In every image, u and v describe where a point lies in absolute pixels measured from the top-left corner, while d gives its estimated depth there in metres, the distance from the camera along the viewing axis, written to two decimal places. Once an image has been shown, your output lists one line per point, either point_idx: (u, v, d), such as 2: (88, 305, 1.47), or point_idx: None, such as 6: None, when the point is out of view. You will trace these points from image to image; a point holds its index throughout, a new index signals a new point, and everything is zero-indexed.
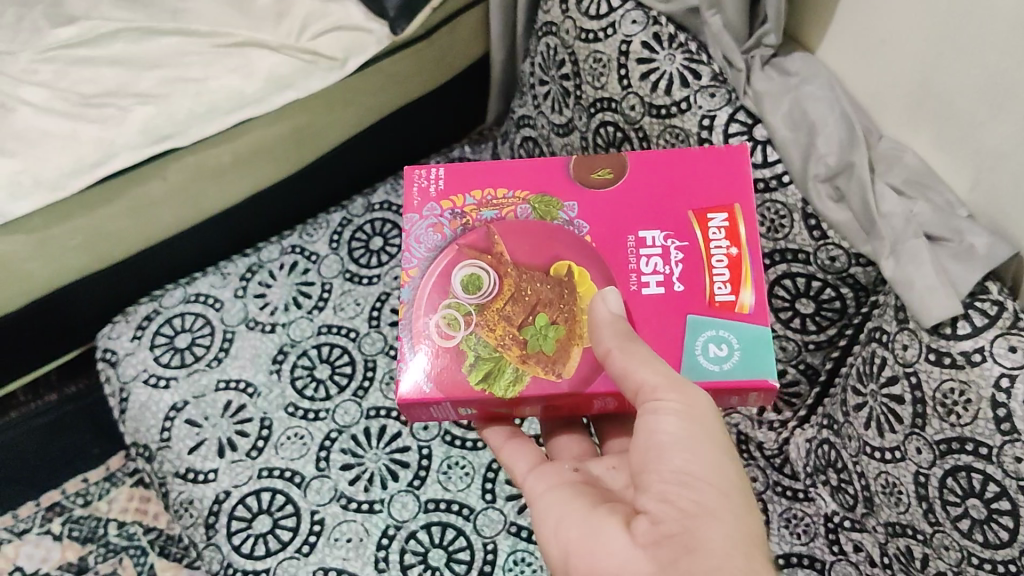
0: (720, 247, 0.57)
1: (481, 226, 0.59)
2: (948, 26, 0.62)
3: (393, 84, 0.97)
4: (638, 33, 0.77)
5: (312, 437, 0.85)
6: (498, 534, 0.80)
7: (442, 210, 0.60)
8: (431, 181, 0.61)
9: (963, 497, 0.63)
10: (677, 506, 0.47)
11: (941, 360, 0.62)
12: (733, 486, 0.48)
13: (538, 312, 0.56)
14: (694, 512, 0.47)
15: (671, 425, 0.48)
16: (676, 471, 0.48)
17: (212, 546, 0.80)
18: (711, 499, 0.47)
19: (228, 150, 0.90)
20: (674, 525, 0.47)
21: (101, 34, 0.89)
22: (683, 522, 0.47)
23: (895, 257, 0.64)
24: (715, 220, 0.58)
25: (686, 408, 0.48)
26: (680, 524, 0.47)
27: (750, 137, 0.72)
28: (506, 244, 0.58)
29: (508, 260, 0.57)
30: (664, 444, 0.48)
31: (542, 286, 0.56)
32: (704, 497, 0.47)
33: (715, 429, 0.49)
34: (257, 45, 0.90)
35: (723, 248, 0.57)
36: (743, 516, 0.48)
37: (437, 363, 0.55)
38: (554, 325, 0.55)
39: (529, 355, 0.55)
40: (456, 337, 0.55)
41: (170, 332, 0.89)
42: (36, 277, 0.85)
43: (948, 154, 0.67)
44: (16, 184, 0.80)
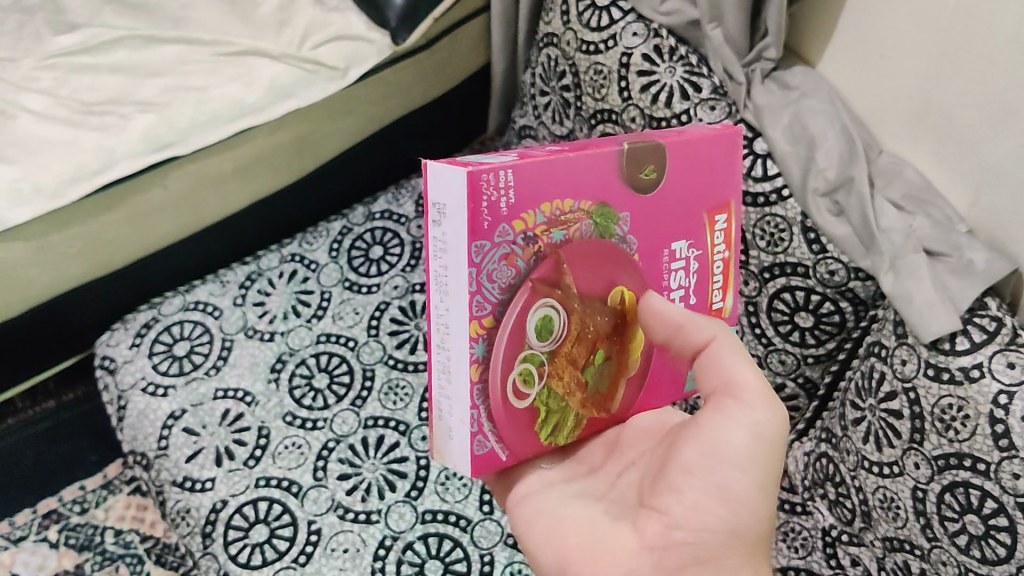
0: (720, 252, 0.57)
1: (551, 252, 0.48)
2: (949, 41, 0.62)
3: (394, 94, 0.98)
4: (639, 45, 0.78)
5: (310, 446, 0.85)
6: (495, 546, 0.80)
7: (514, 235, 0.46)
8: (501, 190, 0.44)
9: (960, 512, 0.63)
10: (705, 520, 0.50)
11: (939, 376, 0.63)
12: (766, 513, 0.51)
13: (598, 348, 0.51)
14: (719, 530, 0.50)
15: (742, 440, 0.50)
16: (720, 487, 0.50)
17: (209, 555, 0.78)
18: (742, 523, 0.51)
19: (230, 158, 0.90)
20: (692, 535, 0.50)
21: (104, 41, 0.90)
22: (700, 535, 0.50)
23: (895, 272, 0.64)
24: (720, 225, 0.56)
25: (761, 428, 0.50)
26: (700, 537, 0.50)
27: (749, 152, 0.72)
28: (571, 266, 0.49)
29: (576, 291, 0.49)
30: (726, 453, 0.50)
31: (601, 315, 0.51)
32: (733, 517, 0.50)
33: (776, 455, 0.51)
34: (259, 53, 0.91)
35: (721, 252, 0.57)
36: (757, 542, 0.52)
37: (515, 427, 0.50)
38: (610, 359, 0.52)
39: (589, 398, 0.53)
40: (530, 395, 0.50)
41: (168, 340, 0.88)
42: (35, 285, 0.85)
43: (947, 170, 0.67)
44: (16, 191, 0.78)
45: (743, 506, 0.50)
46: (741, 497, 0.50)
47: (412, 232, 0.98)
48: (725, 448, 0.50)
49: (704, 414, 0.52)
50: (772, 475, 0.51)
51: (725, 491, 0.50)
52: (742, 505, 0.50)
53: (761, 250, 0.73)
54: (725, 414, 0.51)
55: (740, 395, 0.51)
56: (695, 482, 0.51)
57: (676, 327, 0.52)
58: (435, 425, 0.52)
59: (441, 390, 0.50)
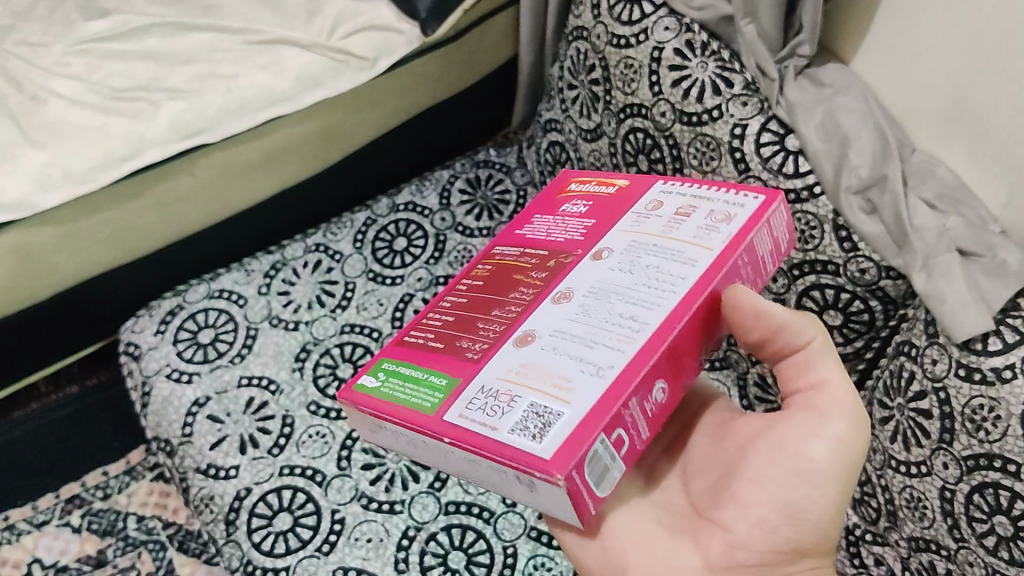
0: (609, 188, 0.57)
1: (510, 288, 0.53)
2: (986, 38, 0.62)
3: (421, 85, 0.97)
4: (671, 40, 0.78)
5: (334, 435, 0.84)
6: (518, 538, 0.78)
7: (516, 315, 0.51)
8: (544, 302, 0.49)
9: (990, 513, 0.62)
10: (771, 541, 0.48)
11: (971, 376, 0.62)
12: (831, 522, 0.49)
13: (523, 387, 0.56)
14: (780, 548, 0.48)
15: (823, 453, 0.47)
16: (790, 503, 0.47)
17: (232, 542, 0.79)
18: (806, 540, 0.49)
19: (257, 148, 0.90)
20: (755, 555, 0.48)
21: (135, 28, 0.92)
22: (764, 555, 0.48)
23: (926, 272, 0.63)
24: (611, 187, 0.57)
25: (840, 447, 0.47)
26: (762, 557, 0.48)
27: (781, 147, 0.71)
28: (513, 281, 0.53)
29: (499, 288, 0.53)
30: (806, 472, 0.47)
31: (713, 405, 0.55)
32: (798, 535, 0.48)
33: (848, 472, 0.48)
34: (289, 43, 0.92)
35: (613, 185, 0.57)
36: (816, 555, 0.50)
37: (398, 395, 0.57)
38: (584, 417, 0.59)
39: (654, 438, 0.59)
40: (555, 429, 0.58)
41: (193, 327, 0.89)
42: (64, 269, 0.85)
43: (981, 169, 0.66)
44: (46, 176, 0.80)
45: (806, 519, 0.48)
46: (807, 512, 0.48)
47: (436, 224, 0.98)
48: (799, 463, 0.48)
49: (785, 419, 0.49)
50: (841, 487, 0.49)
51: (795, 508, 0.47)
52: (808, 522, 0.48)
53: (792, 246, 0.73)
54: (802, 423, 0.48)
55: (822, 404, 0.48)
56: (761, 495, 0.48)
57: (773, 312, 0.47)
58: (362, 412, 0.52)
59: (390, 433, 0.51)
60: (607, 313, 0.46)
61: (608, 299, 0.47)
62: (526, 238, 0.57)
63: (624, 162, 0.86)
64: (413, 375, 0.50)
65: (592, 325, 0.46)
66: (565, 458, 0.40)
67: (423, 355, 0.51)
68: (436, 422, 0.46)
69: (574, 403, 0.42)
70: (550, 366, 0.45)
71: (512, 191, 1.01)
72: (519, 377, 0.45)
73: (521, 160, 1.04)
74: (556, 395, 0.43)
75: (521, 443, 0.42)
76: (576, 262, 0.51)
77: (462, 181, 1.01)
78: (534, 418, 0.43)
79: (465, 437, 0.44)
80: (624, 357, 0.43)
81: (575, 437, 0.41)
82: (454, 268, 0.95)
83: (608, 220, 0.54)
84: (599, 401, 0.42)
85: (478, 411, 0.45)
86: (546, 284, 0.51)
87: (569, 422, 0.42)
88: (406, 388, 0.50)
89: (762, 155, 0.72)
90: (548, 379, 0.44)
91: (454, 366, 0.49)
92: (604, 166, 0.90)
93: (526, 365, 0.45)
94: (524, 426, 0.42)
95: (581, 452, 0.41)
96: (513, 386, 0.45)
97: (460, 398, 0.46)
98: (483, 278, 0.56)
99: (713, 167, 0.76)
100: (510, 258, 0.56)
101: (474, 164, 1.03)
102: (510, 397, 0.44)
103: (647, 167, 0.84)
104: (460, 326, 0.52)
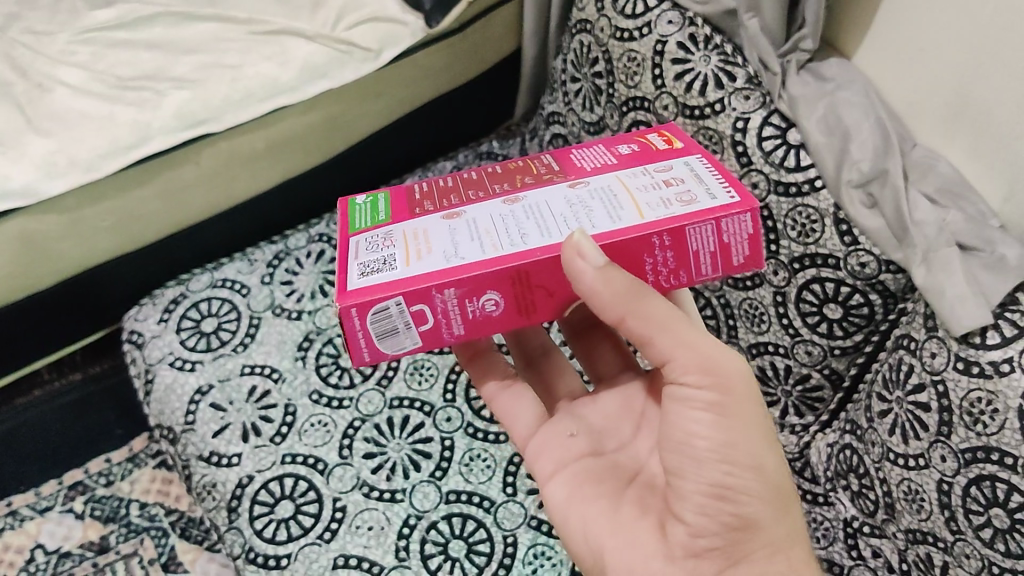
0: (663, 143, 0.54)
1: (498, 182, 0.52)
2: (989, 33, 0.62)
3: (426, 77, 0.98)
4: (674, 33, 0.78)
5: (336, 424, 0.85)
6: (518, 528, 0.79)
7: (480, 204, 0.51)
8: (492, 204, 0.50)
9: (986, 506, 0.62)
10: (720, 523, 0.49)
11: (969, 369, 0.62)
12: (774, 491, 0.49)
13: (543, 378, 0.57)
14: (733, 525, 0.49)
15: (705, 430, 0.47)
16: (719, 488, 0.48)
17: (234, 530, 0.79)
18: (757, 512, 0.49)
19: (262, 137, 0.90)
20: (713, 541, 0.49)
21: (140, 17, 0.93)
22: (721, 539, 0.49)
23: (927, 265, 0.64)
24: (664, 142, 0.54)
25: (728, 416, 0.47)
26: (720, 541, 0.49)
27: (783, 141, 0.72)
28: (509, 179, 0.53)
29: (496, 179, 0.53)
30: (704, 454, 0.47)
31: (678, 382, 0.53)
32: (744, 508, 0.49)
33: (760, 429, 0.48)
34: (293, 34, 0.93)
35: (669, 143, 0.54)
36: (771, 517, 0.50)
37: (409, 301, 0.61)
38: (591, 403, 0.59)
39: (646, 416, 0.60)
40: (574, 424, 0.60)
41: (196, 316, 0.90)
42: (68, 256, 0.86)
43: (982, 164, 0.67)
44: (52, 164, 0.81)
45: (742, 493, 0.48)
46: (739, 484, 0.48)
47: None
48: (693, 446, 0.48)
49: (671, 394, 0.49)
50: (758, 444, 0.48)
51: (725, 491, 0.48)
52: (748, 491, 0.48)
53: (792, 240, 0.73)
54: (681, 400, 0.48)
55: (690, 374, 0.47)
56: (688, 486, 0.48)
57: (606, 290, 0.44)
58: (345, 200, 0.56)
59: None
60: (517, 225, 0.47)
61: (534, 215, 0.48)
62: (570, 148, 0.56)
63: None
64: (381, 198, 0.54)
65: (498, 228, 0.47)
66: (357, 294, 0.45)
67: (404, 194, 0.53)
68: (344, 232, 0.51)
69: (408, 265, 0.46)
70: (431, 238, 0.48)
71: None
72: (410, 236, 0.48)
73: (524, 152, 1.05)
74: (408, 255, 0.47)
75: (352, 275, 0.46)
76: (554, 183, 0.51)
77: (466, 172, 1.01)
78: (375, 262, 0.47)
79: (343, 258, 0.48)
80: (479, 256, 0.45)
81: (380, 287, 0.45)
82: None
83: (626, 163, 0.52)
84: (424, 275, 0.45)
85: (368, 239, 0.49)
86: (519, 187, 0.51)
87: (389, 275, 0.46)
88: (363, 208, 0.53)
89: (765, 149, 0.73)
90: (416, 247, 0.47)
91: (401, 209, 0.52)
92: None
93: (424, 231, 0.48)
94: (365, 267, 0.46)
95: (371, 296, 0.45)
96: (399, 236, 0.48)
97: (375, 228, 0.50)
98: (504, 164, 0.55)
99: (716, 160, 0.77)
100: (537, 160, 0.55)
101: (477, 156, 1.03)
102: (390, 242, 0.48)
103: None
104: (443, 187, 0.54)
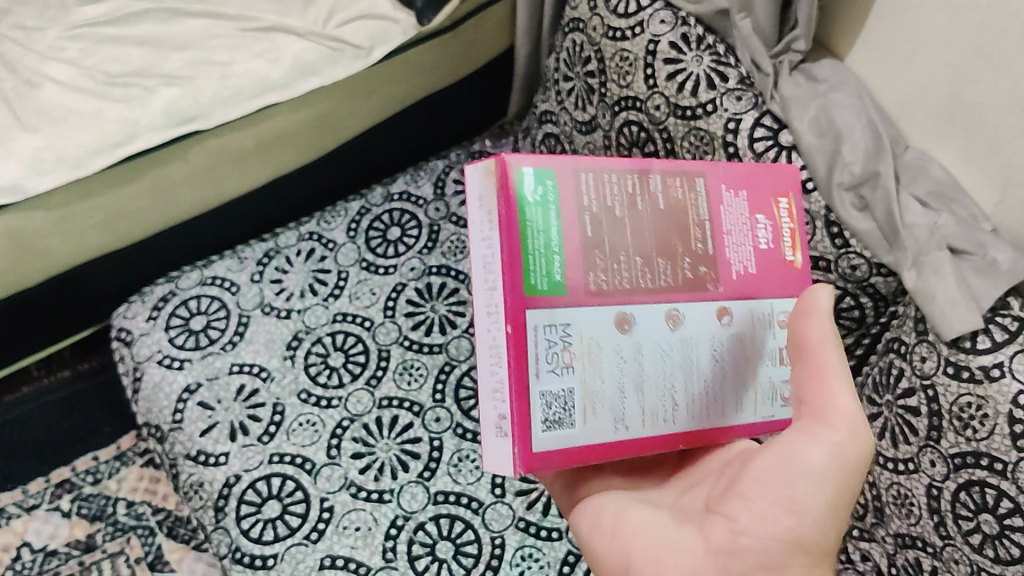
0: (789, 249, 0.54)
1: (664, 264, 0.47)
2: (981, 37, 0.62)
3: (417, 75, 0.97)
4: (667, 33, 0.77)
5: (324, 424, 0.85)
6: (506, 530, 0.80)
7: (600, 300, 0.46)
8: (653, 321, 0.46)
9: (975, 511, 0.62)
10: (772, 529, 0.45)
11: (959, 374, 0.62)
12: (834, 530, 0.46)
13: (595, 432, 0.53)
14: (780, 538, 0.45)
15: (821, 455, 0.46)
16: (793, 498, 0.46)
17: (221, 529, 0.79)
18: (810, 535, 0.46)
19: (251, 134, 0.89)
20: (755, 540, 0.45)
21: (129, 13, 0.92)
22: (766, 543, 0.45)
23: (917, 269, 0.63)
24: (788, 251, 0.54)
25: (842, 449, 0.46)
26: (765, 545, 0.45)
27: (775, 143, 0.71)
28: (673, 266, 0.48)
29: (665, 251, 0.47)
30: (795, 470, 0.46)
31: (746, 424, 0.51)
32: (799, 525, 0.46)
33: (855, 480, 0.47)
34: (285, 30, 0.93)
35: (791, 251, 0.54)
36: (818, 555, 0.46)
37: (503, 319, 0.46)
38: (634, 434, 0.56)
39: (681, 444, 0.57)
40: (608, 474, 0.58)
41: (185, 314, 0.89)
42: (58, 253, 0.85)
43: (975, 168, 0.66)
44: (40, 161, 0.80)
45: (800, 506, 0.46)
46: (807, 503, 0.46)
47: (431, 214, 0.98)
48: (798, 462, 0.46)
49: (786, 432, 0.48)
50: (845, 491, 0.46)
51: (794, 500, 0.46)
52: (814, 516, 0.46)
53: None
54: (804, 432, 0.47)
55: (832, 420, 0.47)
56: (759, 489, 0.47)
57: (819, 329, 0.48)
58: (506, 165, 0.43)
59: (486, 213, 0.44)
60: (676, 378, 0.48)
61: (686, 368, 0.48)
62: (721, 214, 0.50)
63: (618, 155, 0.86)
64: (557, 225, 0.44)
65: (660, 381, 0.47)
66: (532, 465, 0.43)
67: (577, 228, 0.44)
68: (518, 300, 0.42)
69: (586, 427, 0.44)
70: (603, 374, 0.45)
71: None
72: (591, 357, 0.44)
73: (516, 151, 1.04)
74: (585, 407, 0.44)
75: (535, 420, 0.42)
76: (716, 294, 0.50)
77: (457, 171, 1.01)
78: (553, 401, 0.43)
79: (517, 359, 0.42)
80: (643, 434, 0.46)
81: (557, 455, 0.44)
82: (447, 258, 0.95)
83: (761, 283, 0.53)
84: (602, 444, 0.45)
85: (547, 341, 0.43)
86: (677, 284, 0.48)
87: (569, 439, 0.44)
88: (539, 227, 0.43)
89: (756, 150, 0.72)
90: (591, 388, 0.44)
91: (578, 266, 0.44)
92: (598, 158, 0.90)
93: (607, 356, 0.45)
94: (545, 417, 0.43)
95: (546, 463, 0.43)
96: (574, 357, 0.44)
97: (555, 307, 0.43)
98: (668, 208, 0.48)
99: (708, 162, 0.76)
100: (702, 219, 0.50)
101: (470, 154, 1.03)
102: (570, 359, 0.43)
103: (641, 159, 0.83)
104: (611, 227, 0.46)
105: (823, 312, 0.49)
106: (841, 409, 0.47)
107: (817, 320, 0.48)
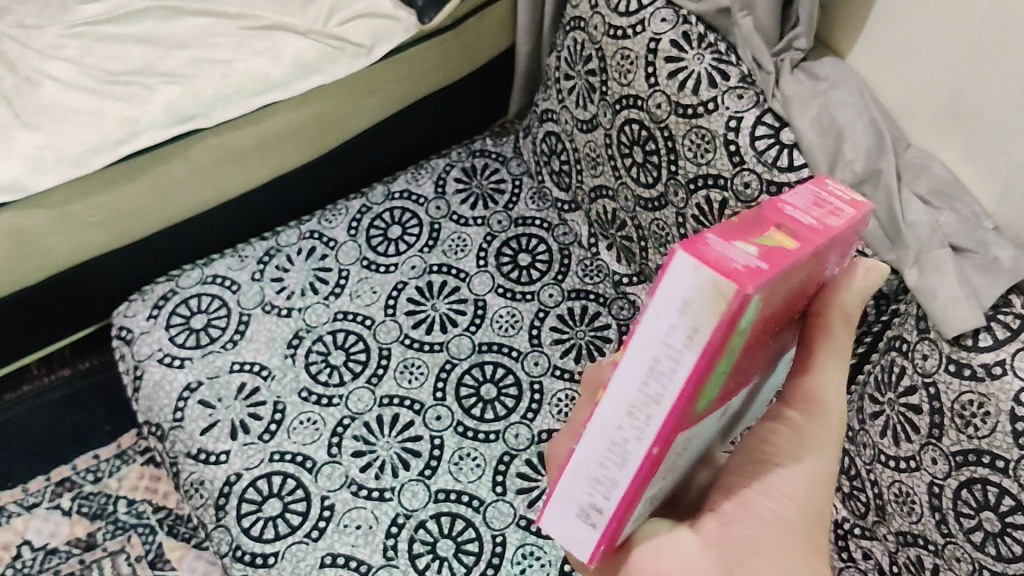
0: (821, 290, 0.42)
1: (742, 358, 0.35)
2: (982, 36, 0.62)
3: (419, 73, 0.97)
4: (667, 32, 0.77)
5: (325, 422, 0.84)
6: (507, 527, 0.79)
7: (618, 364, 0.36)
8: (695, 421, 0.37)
9: (977, 509, 0.62)
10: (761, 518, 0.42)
11: (961, 372, 0.61)
12: (820, 520, 0.43)
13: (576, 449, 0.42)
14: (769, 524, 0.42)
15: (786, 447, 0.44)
16: (771, 488, 0.43)
17: (221, 527, 0.79)
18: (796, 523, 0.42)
19: (251, 133, 0.89)
20: (746, 531, 0.42)
21: (129, 12, 0.93)
22: (757, 530, 0.42)
23: (919, 267, 0.63)
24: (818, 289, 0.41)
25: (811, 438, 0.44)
26: (756, 533, 0.42)
27: (775, 140, 0.71)
28: (744, 361, 0.36)
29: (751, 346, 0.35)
30: (770, 463, 0.44)
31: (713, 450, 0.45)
32: (783, 512, 0.43)
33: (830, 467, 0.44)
34: (286, 29, 0.93)
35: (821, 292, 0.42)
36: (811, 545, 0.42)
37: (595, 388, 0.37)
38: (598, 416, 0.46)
39: None
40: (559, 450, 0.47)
41: (186, 313, 0.89)
42: (59, 252, 0.85)
43: (976, 166, 0.66)
44: (40, 159, 0.80)
45: (780, 495, 0.43)
46: (788, 493, 0.43)
47: (431, 213, 0.98)
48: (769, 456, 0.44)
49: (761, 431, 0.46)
50: (822, 477, 0.44)
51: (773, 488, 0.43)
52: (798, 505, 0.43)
53: None
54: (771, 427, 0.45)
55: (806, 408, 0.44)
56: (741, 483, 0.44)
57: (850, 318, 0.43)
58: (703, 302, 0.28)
59: (688, 340, 0.29)
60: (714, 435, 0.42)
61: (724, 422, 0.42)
62: (804, 284, 0.36)
63: (619, 153, 0.86)
64: (733, 352, 0.31)
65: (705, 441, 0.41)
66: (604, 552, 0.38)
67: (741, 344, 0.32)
68: (671, 433, 0.32)
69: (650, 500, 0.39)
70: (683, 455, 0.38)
71: (507, 180, 1.01)
72: (685, 443, 0.37)
73: (517, 150, 1.04)
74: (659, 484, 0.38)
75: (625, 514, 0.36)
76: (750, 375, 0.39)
77: (458, 170, 1.01)
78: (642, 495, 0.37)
79: (647, 466, 0.33)
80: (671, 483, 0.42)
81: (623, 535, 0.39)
82: (448, 257, 0.95)
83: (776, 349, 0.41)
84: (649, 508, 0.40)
85: (672, 445, 0.34)
86: (739, 377, 0.37)
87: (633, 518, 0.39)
88: (723, 362, 0.31)
89: (756, 148, 0.72)
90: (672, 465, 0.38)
91: (724, 376, 0.33)
92: (599, 156, 0.90)
93: (695, 438, 0.38)
94: (642, 498, 0.36)
95: (617, 540, 0.38)
96: (674, 452, 0.36)
97: (690, 421, 0.34)
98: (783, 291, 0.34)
99: (708, 160, 0.76)
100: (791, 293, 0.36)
101: (471, 153, 1.03)
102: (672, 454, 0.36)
103: (642, 158, 0.83)
104: (753, 333, 0.33)
105: (854, 298, 0.42)
106: (817, 394, 0.44)
107: (848, 294, 0.42)
